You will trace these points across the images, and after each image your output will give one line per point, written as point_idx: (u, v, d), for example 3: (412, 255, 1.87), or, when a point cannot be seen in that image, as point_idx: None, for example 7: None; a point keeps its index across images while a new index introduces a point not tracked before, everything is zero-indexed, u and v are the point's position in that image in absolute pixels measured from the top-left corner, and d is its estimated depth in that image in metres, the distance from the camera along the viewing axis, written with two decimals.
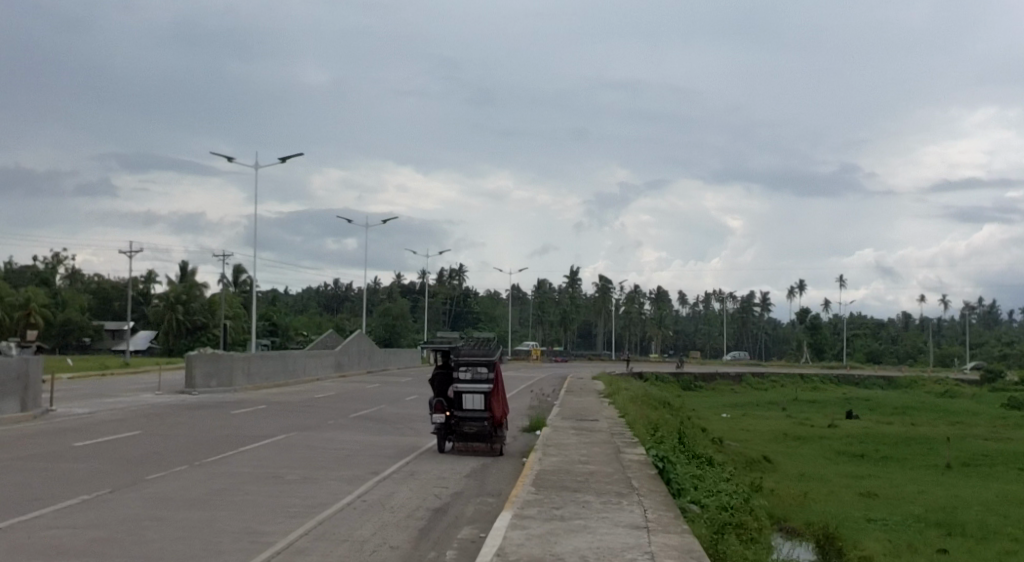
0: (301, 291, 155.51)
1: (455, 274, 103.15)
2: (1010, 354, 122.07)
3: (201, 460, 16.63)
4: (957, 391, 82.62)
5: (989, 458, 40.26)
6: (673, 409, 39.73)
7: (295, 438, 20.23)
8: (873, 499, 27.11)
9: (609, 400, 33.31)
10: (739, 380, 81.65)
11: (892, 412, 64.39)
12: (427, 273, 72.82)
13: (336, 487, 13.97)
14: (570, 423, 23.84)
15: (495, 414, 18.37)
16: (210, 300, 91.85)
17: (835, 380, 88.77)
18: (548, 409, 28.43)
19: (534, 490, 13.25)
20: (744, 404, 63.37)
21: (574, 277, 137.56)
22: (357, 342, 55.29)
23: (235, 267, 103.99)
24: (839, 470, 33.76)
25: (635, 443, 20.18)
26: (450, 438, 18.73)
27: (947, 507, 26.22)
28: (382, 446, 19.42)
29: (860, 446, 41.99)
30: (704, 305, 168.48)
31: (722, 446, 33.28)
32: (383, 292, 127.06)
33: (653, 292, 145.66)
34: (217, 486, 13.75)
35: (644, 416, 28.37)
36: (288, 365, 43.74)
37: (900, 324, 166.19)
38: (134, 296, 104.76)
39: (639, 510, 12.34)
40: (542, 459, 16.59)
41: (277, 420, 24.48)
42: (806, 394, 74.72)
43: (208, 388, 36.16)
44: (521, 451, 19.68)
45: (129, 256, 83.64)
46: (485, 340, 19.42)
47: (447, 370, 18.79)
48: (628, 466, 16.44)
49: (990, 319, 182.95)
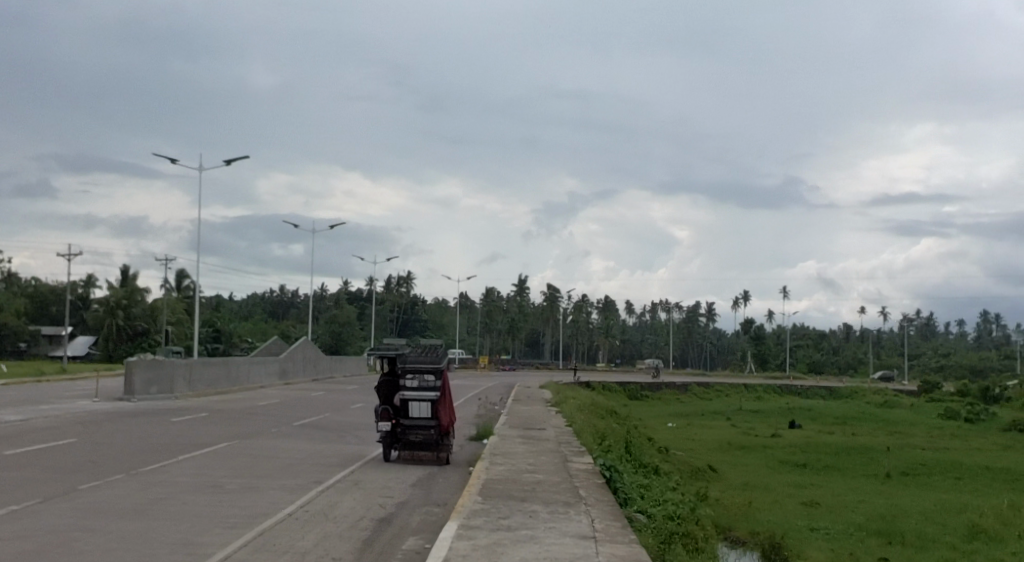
0: (246, 297, 153.37)
1: (402, 282, 101.83)
2: (946, 365, 124.97)
3: (138, 469, 16.16)
4: (896, 401, 84.30)
5: (927, 467, 41.07)
6: (620, 418, 39.89)
7: (236, 446, 19.77)
8: (816, 508, 27.42)
9: (556, 409, 33.24)
10: (684, 390, 82.33)
11: (834, 422, 65.41)
12: (375, 280, 72.36)
13: (277, 496, 13.67)
14: (517, 431, 23.76)
15: (442, 422, 18.16)
16: (152, 305, 90.17)
17: (779, 390, 89.99)
18: (495, 417, 28.30)
19: (480, 499, 13.07)
20: (689, 413, 63.95)
21: (522, 285, 137.61)
22: (303, 349, 54.59)
23: (178, 272, 102.18)
24: (783, 479, 34.14)
25: (582, 452, 20.15)
26: (396, 447, 18.47)
27: (888, 516, 26.61)
28: (326, 454, 19.08)
29: (803, 455, 42.56)
30: (651, 315, 169.96)
31: (668, 455, 33.46)
32: (329, 300, 125.84)
33: (601, 301, 146.51)
34: (153, 496, 13.34)
35: (591, 425, 28.43)
36: (232, 372, 42.97)
37: (842, 335, 169.28)
38: (73, 300, 102.46)
39: (587, 519, 12.23)
40: (489, 467, 16.44)
41: (217, 428, 23.98)
42: (750, 404, 75.52)
43: (148, 394, 35.28)
44: (467, 460, 19.49)
45: (67, 260, 81.46)
46: (432, 347, 19.19)
47: (394, 378, 18.53)
48: (576, 475, 16.35)
49: (928, 330, 187.13)
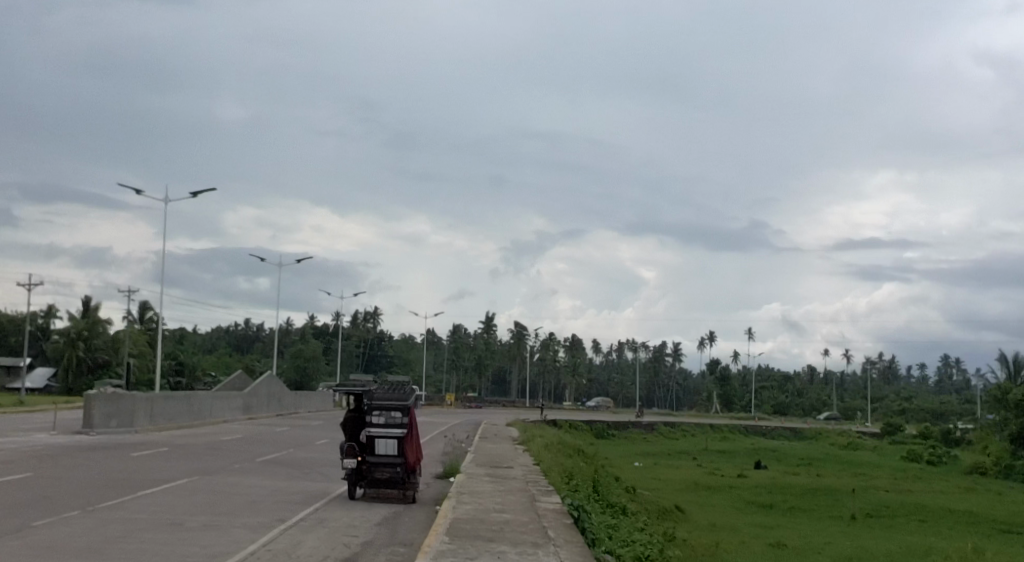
0: (210, 330, 151.70)
1: (369, 317, 101.51)
2: (908, 408, 126.04)
3: (95, 505, 15.72)
4: (859, 443, 84.81)
5: (891, 510, 41.15)
6: (587, 457, 39.64)
7: (198, 483, 19.33)
8: (782, 550, 27.32)
9: (523, 447, 32.99)
10: (650, 430, 82.16)
11: (798, 463, 65.59)
12: (342, 314, 71.97)
13: (240, 534, 13.33)
14: (485, 470, 23.48)
15: (409, 460, 17.90)
16: (114, 337, 88.79)
17: (744, 431, 90.19)
18: (461, 455, 27.98)
19: (447, 539, 12.85)
20: (655, 453, 63.80)
21: (490, 323, 137.30)
22: (267, 384, 53.90)
23: (142, 304, 100.91)
24: (750, 520, 34.02)
25: (550, 492, 19.92)
26: (362, 484, 18.16)
27: (854, 559, 26.52)
28: (290, 492, 18.70)
29: (769, 496, 42.54)
30: (617, 354, 170.14)
31: (635, 495, 33.28)
32: (295, 334, 124.83)
33: (568, 340, 146.57)
34: (110, 534, 12.95)
35: (559, 464, 28.21)
36: (194, 406, 42.29)
37: (806, 377, 170.41)
38: (33, 331, 100.76)
39: (556, 561, 12.05)
40: (456, 507, 16.20)
41: (178, 463, 23.50)
42: (716, 444, 75.50)
43: (107, 429, 34.56)
44: (434, 498, 19.22)
45: (27, 290, 80.07)
46: (400, 383, 18.94)
47: (360, 414, 18.27)
48: (544, 516, 16.12)
49: (891, 373, 188.88)
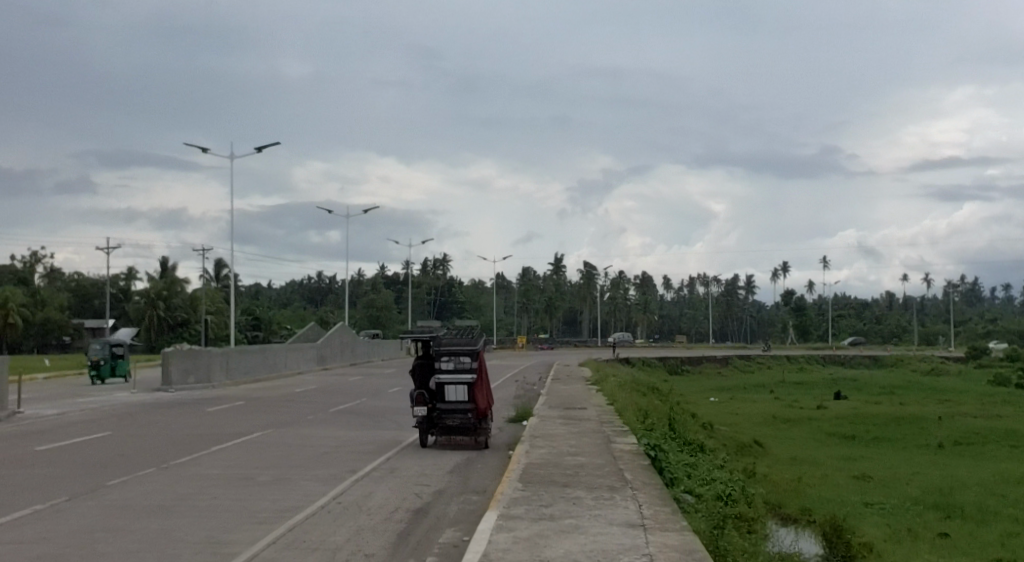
0: (284, 284, 154.07)
1: (438, 264, 102.00)
2: (994, 331, 122.40)
3: (169, 462, 15.71)
4: (943, 369, 82.62)
5: (980, 436, 39.83)
6: (662, 395, 39.12)
7: (272, 436, 19.37)
8: (867, 481, 26.55)
9: (597, 387, 32.55)
10: (725, 364, 81.18)
11: (880, 392, 64.13)
12: (411, 263, 72.10)
13: (311, 488, 13.13)
14: (557, 412, 23.13)
15: (480, 406, 17.56)
16: (191, 295, 90.70)
17: (822, 361, 88.55)
18: (534, 398, 27.70)
19: (520, 486, 12.45)
20: (731, 387, 62.96)
21: (559, 264, 136.95)
22: (340, 334, 54.32)
23: (217, 261, 102.75)
24: (832, 452, 33.27)
25: (625, 432, 19.46)
26: (433, 432, 17.93)
27: (944, 489, 25.59)
28: (363, 441, 18.59)
29: (851, 427, 41.55)
30: (688, 290, 168.61)
31: (713, 431, 32.74)
32: (366, 284, 126.17)
33: (638, 277, 145.29)
34: (181, 491, 12.85)
35: (633, 403, 27.75)
36: (269, 359, 42.76)
37: (885, 303, 166.72)
38: (114, 293, 103.43)
39: (634, 505, 11.54)
40: (530, 452, 15.79)
41: (252, 417, 23.63)
42: (793, 376, 74.39)
43: (185, 385, 35.06)
44: (507, 443, 18.91)
45: (105, 253, 81.85)
46: (468, 328, 18.56)
47: (428, 361, 17.99)
48: (619, 457, 15.66)
49: (974, 296, 183.64)
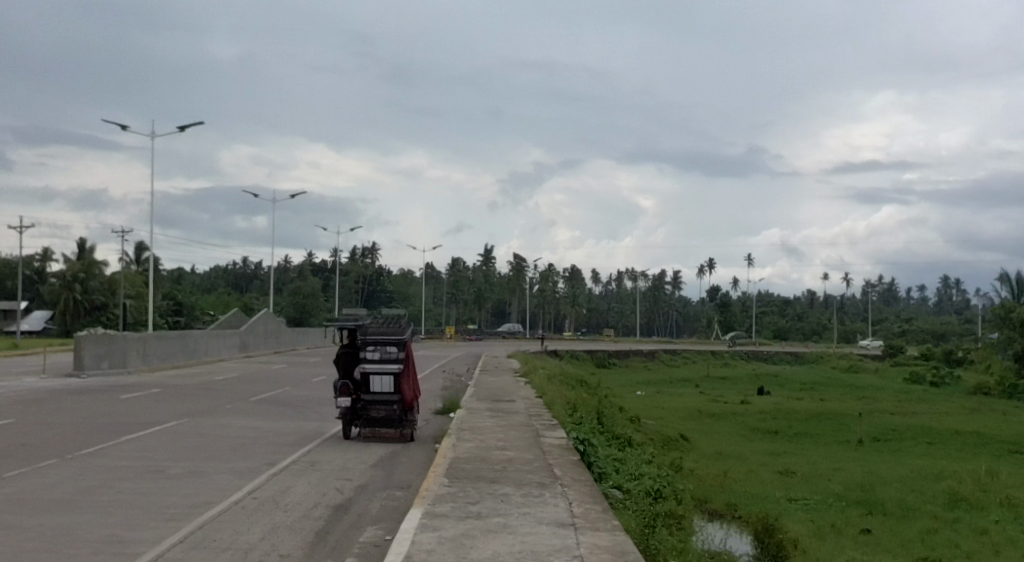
0: (207, 269, 150.60)
1: (367, 253, 100.68)
2: (909, 330, 125.91)
3: (75, 453, 14.81)
4: (861, 366, 84.59)
5: (899, 432, 40.66)
6: (590, 388, 39.03)
7: (188, 425, 18.51)
8: (792, 477, 26.68)
9: (525, 379, 32.15)
10: (652, 358, 81.74)
11: (801, 388, 65.25)
12: (339, 251, 70.85)
13: (224, 482, 12.44)
14: (486, 404, 22.72)
15: (406, 397, 17.01)
16: (110, 278, 87.79)
17: (745, 356, 89.84)
18: (461, 390, 27.22)
19: (447, 482, 11.96)
20: (657, 381, 63.39)
21: (489, 255, 136.48)
22: (264, 322, 53.04)
23: (138, 244, 99.79)
24: (756, 447, 33.47)
25: (555, 425, 19.11)
26: (357, 424, 17.33)
27: (866, 485, 25.83)
28: (282, 433, 17.89)
29: (774, 422, 41.98)
30: (616, 284, 169.95)
31: (640, 424, 32.70)
32: (293, 271, 124.17)
33: (567, 270, 145.68)
34: (85, 484, 12.08)
35: (562, 395, 27.46)
36: (189, 345, 41.49)
37: (806, 301, 170.35)
38: (28, 274, 99.73)
39: (564, 503, 11.14)
40: (457, 445, 15.31)
41: (167, 405, 22.64)
42: (717, 370, 75.27)
43: (99, 370, 33.75)
44: (433, 435, 18.39)
45: (19, 233, 78.71)
46: (396, 317, 18.00)
47: (354, 350, 17.38)
48: (548, 452, 15.28)
49: (891, 296, 188.76)
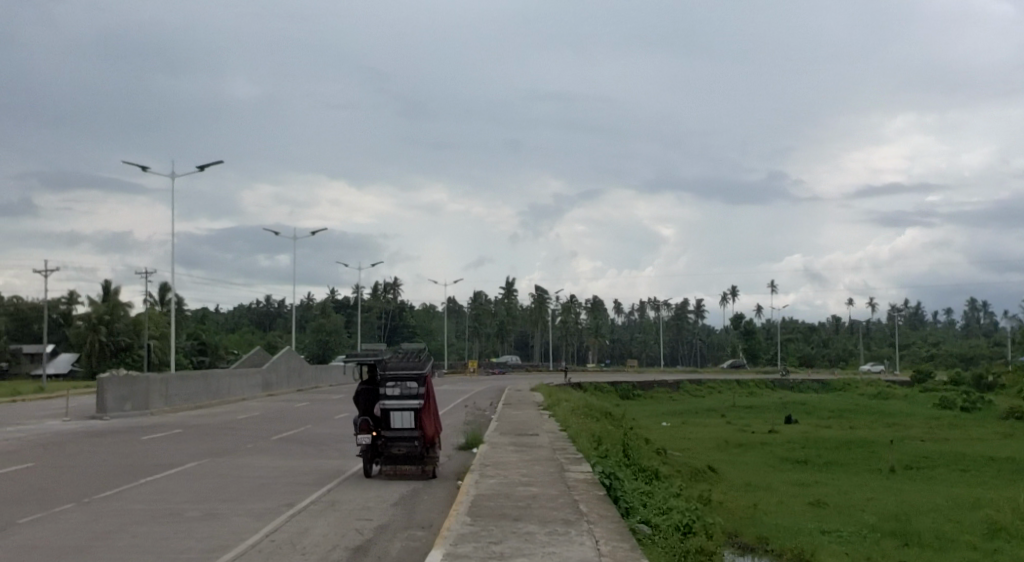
0: (231, 308, 151.28)
1: (389, 288, 100.67)
2: (938, 354, 124.21)
3: (91, 497, 14.57)
4: (890, 392, 83.33)
5: (932, 460, 39.82)
6: (615, 420, 38.52)
7: (208, 466, 18.29)
8: (824, 508, 26.07)
9: (548, 413, 31.76)
10: (677, 388, 80.85)
11: (829, 415, 64.32)
12: (360, 288, 70.86)
13: (241, 524, 12.16)
14: (509, 438, 22.36)
15: (427, 433, 16.69)
16: (134, 320, 88.16)
17: (772, 385, 88.85)
18: (484, 424, 26.87)
19: (469, 521, 11.62)
20: (682, 411, 62.67)
21: (510, 288, 136.25)
22: (286, 359, 52.92)
23: (162, 285, 100.46)
24: (785, 477, 32.81)
25: (580, 459, 18.73)
26: (377, 461, 17.02)
27: (900, 515, 25.19)
28: (303, 471, 17.62)
29: (803, 451, 41.28)
30: (639, 314, 169.20)
31: (666, 456, 32.15)
32: (316, 308, 124.50)
33: (589, 301, 145.10)
34: (100, 529, 11.83)
35: (587, 428, 27.04)
36: (211, 385, 41.38)
37: (832, 327, 168.79)
38: (54, 317, 100.51)
39: (591, 541, 10.79)
40: (479, 482, 14.95)
41: (187, 446, 22.44)
42: (743, 399, 74.28)
43: (121, 412, 33.63)
44: (455, 472, 18.06)
45: (45, 275, 79.30)
46: (415, 352, 17.76)
47: (373, 386, 17.11)
48: (573, 487, 14.93)
49: (918, 320, 186.63)
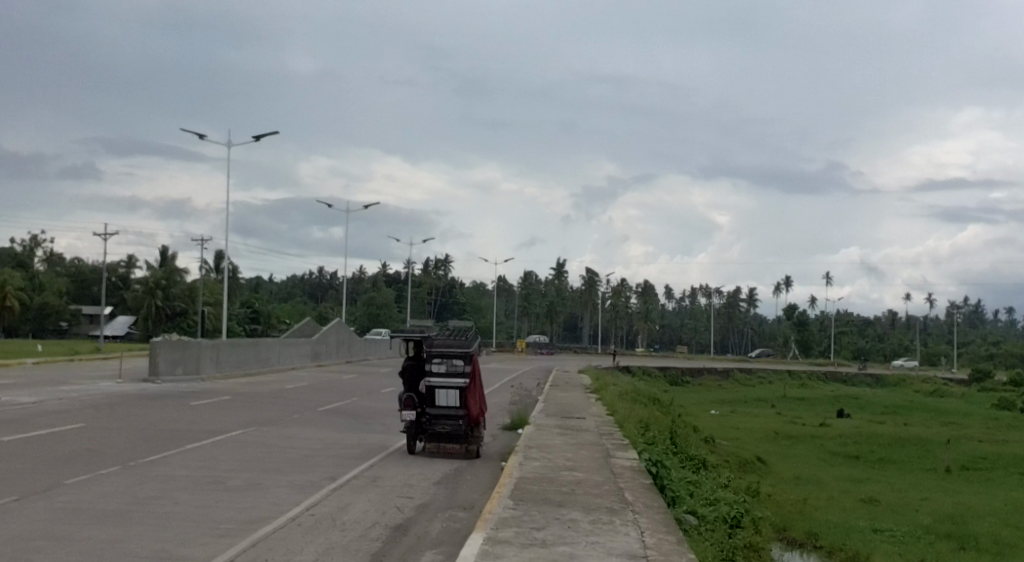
0: (285, 278, 152.95)
1: (440, 264, 100.75)
2: (997, 353, 121.18)
3: (136, 461, 14.59)
4: (946, 390, 81.44)
5: (989, 462, 38.69)
6: (662, 406, 38.08)
7: (253, 434, 18.31)
8: (876, 506, 25.44)
9: (596, 396, 31.42)
10: (726, 377, 79.86)
11: (883, 411, 63.04)
12: (412, 263, 70.94)
13: (282, 496, 12.03)
14: (555, 420, 22.06)
15: (472, 412, 16.48)
16: (190, 286, 89.38)
17: (823, 377, 87.37)
18: (530, 405, 26.62)
19: (511, 505, 11.36)
20: (732, 400, 61.90)
21: (561, 269, 135.70)
22: (336, 331, 53.19)
23: (218, 253, 101.78)
24: (836, 473, 32.10)
25: (626, 445, 18.37)
26: (421, 439, 16.85)
27: (956, 517, 24.48)
28: (347, 445, 17.52)
29: (855, 447, 40.45)
30: (690, 300, 167.70)
31: (714, 446, 31.68)
32: (367, 282, 125.32)
33: (640, 286, 144.09)
34: (142, 495, 11.78)
35: (635, 414, 26.66)
36: (261, 353, 41.70)
37: (887, 322, 165.70)
38: (113, 280, 102.39)
39: (636, 532, 10.45)
40: (523, 465, 14.69)
41: (234, 413, 22.53)
42: (794, 391, 73.14)
43: (172, 376, 34.00)
44: (500, 452, 17.81)
45: (104, 240, 80.68)
46: (463, 329, 17.55)
47: (419, 363, 16.93)
48: (619, 474, 14.58)
49: (977, 318, 182.38)
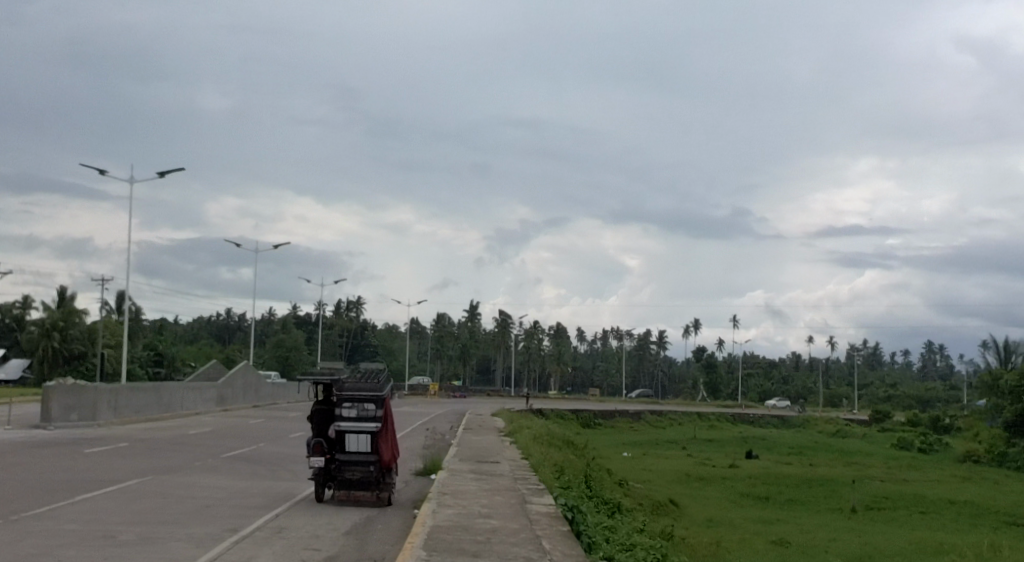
0: (191, 320, 148.86)
1: (352, 306, 99.52)
2: (895, 394, 124.90)
3: (19, 515, 13.57)
4: (848, 430, 83.42)
5: (892, 501, 39.44)
6: (576, 449, 37.87)
7: (151, 484, 17.35)
8: (787, 548, 25.54)
9: (511, 439, 31.03)
10: (637, 419, 80.28)
11: (789, 452, 64.09)
12: (323, 305, 69.75)
13: (180, 551, 11.29)
14: (469, 465, 21.60)
15: (384, 458, 15.89)
16: (90, 327, 86.04)
17: (731, 419, 88.65)
18: (443, 449, 26.06)
19: (424, 556, 10.85)
20: (643, 443, 62.10)
21: (473, 311, 135.30)
22: (242, 375, 51.65)
23: (120, 293, 98.40)
24: (747, 514, 32.24)
25: (541, 490, 17.99)
26: (330, 486, 16.18)
27: (864, 558, 24.71)
28: (251, 494, 16.75)
29: (764, 488, 40.85)
30: (602, 342, 169.09)
31: (627, 488, 31.55)
32: (276, 324, 122.73)
33: (552, 328, 144.62)
34: (23, 552, 10.87)
35: (549, 457, 26.35)
36: (163, 398, 40.11)
37: (791, 364, 169.61)
38: (8, 322, 97.93)
39: None
40: (436, 512, 14.18)
41: (131, 461, 21.39)
42: (703, 433, 73.88)
43: (67, 423, 32.35)
44: (411, 500, 17.24)
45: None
46: (374, 371, 16.99)
47: (328, 407, 16.30)
48: (536, 521, 14.19)
49: (875, 360, 188.15)
